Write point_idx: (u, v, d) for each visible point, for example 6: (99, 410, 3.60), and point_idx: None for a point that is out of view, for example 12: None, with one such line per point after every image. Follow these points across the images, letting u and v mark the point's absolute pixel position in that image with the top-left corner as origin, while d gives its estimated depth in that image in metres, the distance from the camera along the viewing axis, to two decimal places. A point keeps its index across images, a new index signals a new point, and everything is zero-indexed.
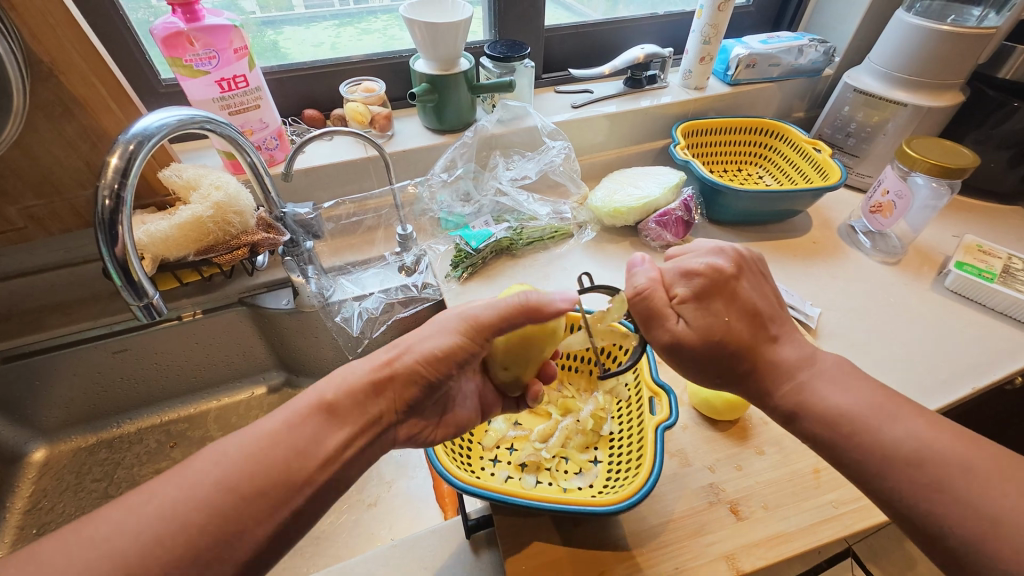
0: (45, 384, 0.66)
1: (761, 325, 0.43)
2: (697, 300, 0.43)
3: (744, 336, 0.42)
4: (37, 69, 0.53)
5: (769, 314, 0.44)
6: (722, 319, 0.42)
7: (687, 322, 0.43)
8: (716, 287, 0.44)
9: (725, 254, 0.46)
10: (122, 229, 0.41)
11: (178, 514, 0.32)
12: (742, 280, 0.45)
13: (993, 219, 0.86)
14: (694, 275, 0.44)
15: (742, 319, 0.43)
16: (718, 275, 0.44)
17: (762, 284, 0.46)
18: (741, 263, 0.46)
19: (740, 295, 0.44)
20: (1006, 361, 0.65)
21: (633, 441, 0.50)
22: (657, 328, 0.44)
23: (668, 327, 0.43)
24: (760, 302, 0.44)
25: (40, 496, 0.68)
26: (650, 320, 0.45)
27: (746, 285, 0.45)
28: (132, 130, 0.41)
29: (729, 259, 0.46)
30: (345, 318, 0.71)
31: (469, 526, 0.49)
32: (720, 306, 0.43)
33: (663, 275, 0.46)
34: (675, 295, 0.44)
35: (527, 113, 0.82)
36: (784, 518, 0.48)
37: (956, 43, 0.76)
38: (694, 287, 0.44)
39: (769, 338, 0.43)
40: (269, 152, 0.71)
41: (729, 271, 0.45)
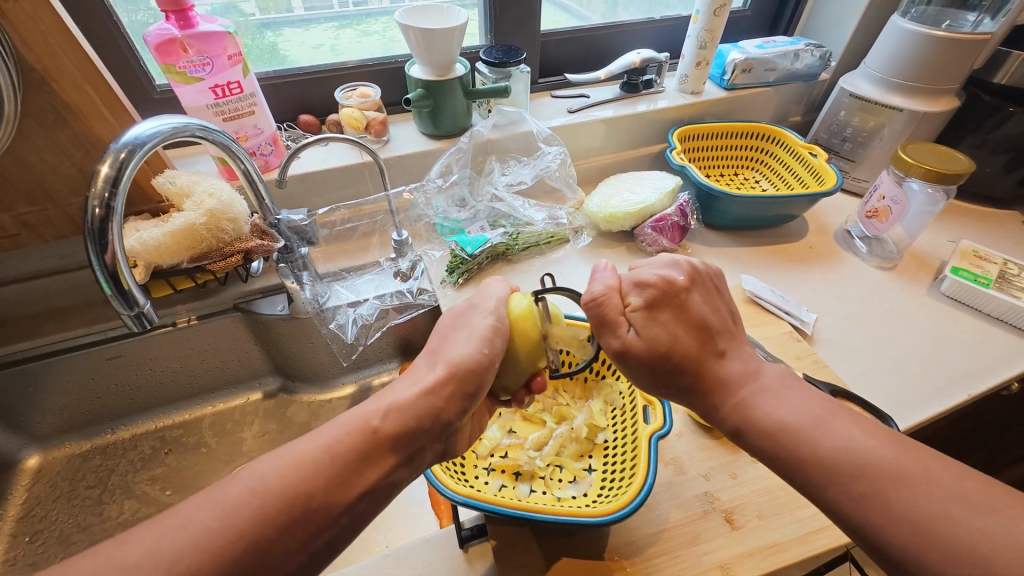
0: (38, 391, 0.66)
1: (709, 340, 0.42)
2: (648, 309, 0.43)
3: (690, 352, 0.41)
4: (29, 77, 0.53)
5: (720, 330, 0.43)
6: (670, 331, 0.42)
7: (637, 330, 0.42)
8: (667, 299, 0.43)
9: (682, 266, 0.45)
10: (112, 238, 0.41)
11: (165, 528, 0.32)
12: (695, 292, 0.44)
13: (989, 224, 0.86)
14: (647, 286, 0.43)
15: (690, 333, 0.42)
16: (669, 286, 0.43)
17: (716, 298, 0.46)
18: (696, 277, 0.45)
19: (691, 309, 0.43)
20: (1003, 368, 0.65)
21: (627, 450, 0.50)
22: (608, 335, 0.43)
23: (618, 335, 0.43)
24: (711, 317, 0.44)
25: (34, 504, 0.67)
26: (602, 326, 0.44)
27: (698, 299, 0.44)
28: (124, 138, 0.41)
29: (685, 271, 0.45)
30: (340, 324, 0.71)
31: (462, 536, 0.48)
32: (667, 317, 0.42)
33: (618, 282, 0.45)
34: (627, 303, 0.43)
35: (523, 119, 0.83)
36: (778, 527, 0.47)
37: (952, 48, 0.76)
38: (647, 297, 0.43)
39: (716, 354, 0.42)
40: (263, 158, 0.71)
41: (681, 283, 0.44)
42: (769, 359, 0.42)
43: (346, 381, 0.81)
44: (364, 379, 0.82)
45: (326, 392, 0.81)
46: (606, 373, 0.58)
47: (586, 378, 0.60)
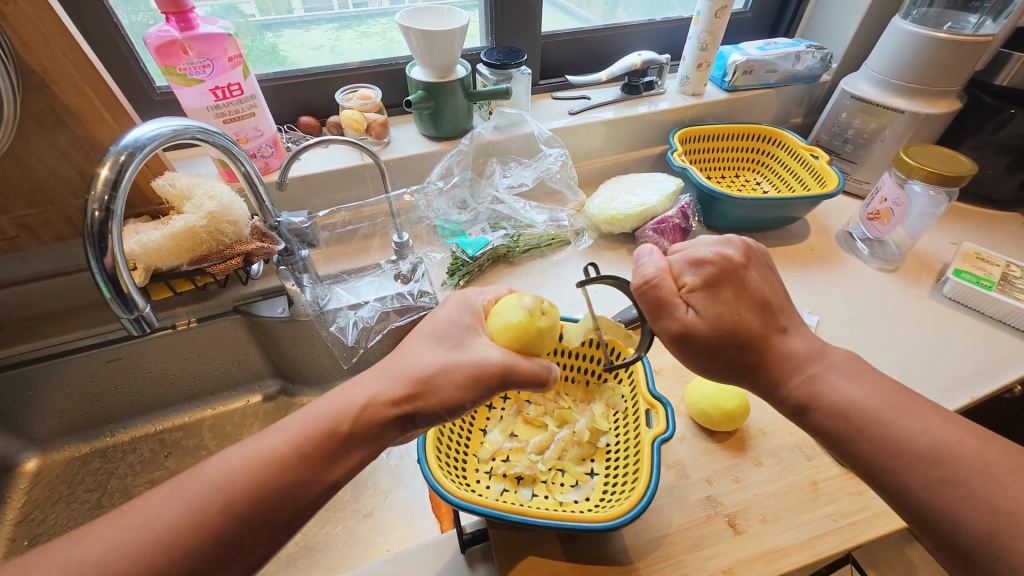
0: (37, 394, 0.66)
1: (772, 317, 0.42)
2: (707, 289, 0.42)
3: (755, 330, 0.41)
4: (29, 79, 0.53)
5: (779, 304, 0.43)
6: (733, 309, 0.42)
7: (697, 311, 0.42)
8: (726, 277, 0.43)
9: (733, 243, 0.45)
10: (112, 241, 0.41)
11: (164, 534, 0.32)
12: (752, 269, 0.44)
13: (991, 226, 0.86)
14: (704, 264, 0.43)
15: (754, 309, 0.42)
16: (727, 264, 0.43)
17: (772, 277, 0.45)
18: (751, 254, 0.45)
19: (750, 285, 0.43)
20: (1006, 371, 0.65)
21: (629, 454, 0.50)
22: (666, 318, 0.42)
23: (677, 316, 0.42)
24: (770, 293, 0.44)
25: (32, 507, 0.67)
26: (658, 310, 0.43)
27: (755, 275, 0.44)
28: (124, 141, 0.41)
29: (738, 249, 0.45)
30: (340, 327, 0.71)
31: (463, 540, 0.48)
32: (730, 294, 0.42)
33: (670, 264, 0.44)
34: (683, 285, 0.43)
35: (524, 121, 0.82)
36: (782, 532, 0.47)
37: (953, 50, 0.76)
38: (704, 276, 0.42)
39: (779, 328, 0.42)
40: (264, 160, 0.71)
41: (737, 259, 0.44)
42: (775, 354, 0.42)
43: None
44: None
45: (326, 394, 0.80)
46: (608, 376, 0.58)
47: (587, 382, 0.60)
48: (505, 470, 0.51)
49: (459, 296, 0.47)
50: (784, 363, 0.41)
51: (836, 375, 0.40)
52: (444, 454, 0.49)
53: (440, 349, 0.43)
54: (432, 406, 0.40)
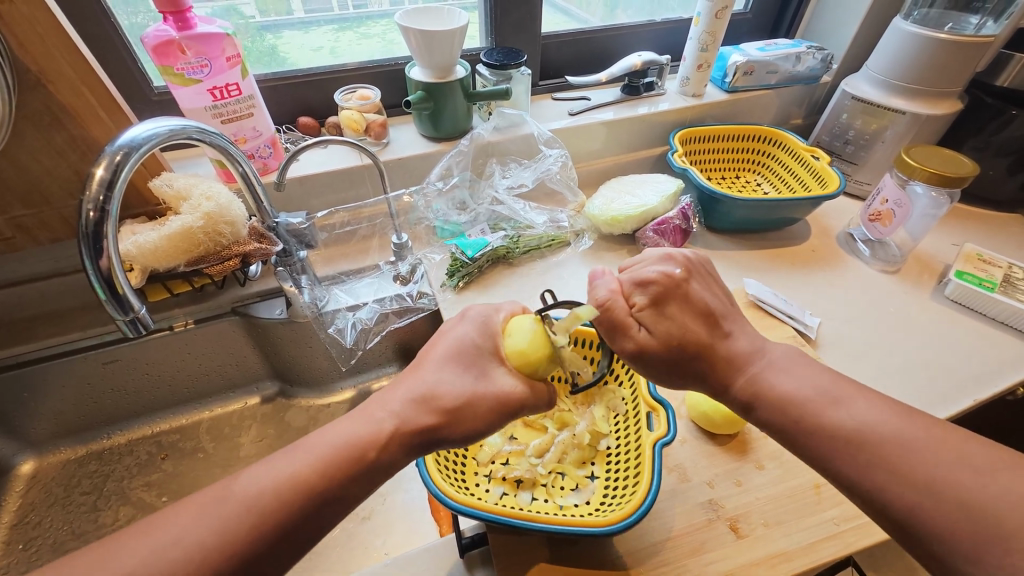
0: (33, 397, 0.65)
1: (718, 326, 0.43)
2: (655, 306, 0.42)
3: (702, 339, 0.42)
4: (25, 78, 0.52)
5: (723, 313, 0.44)
6: (680, 324, 0.42)
7: (649, 329, 0.42)
8: (671, 293, 0.43)
9: (676, 259, 0.46)
10: (107, 242, 0.41)
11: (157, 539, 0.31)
12: (695, 282, 0.45)
13: (992, 227, 0.86)
14: (650, 282, 0.43)
15: (699, 323, 0.42)
16: (670, 280, 0.43)
17: (716, 286, 0.46)
18: (692, 267, 0.46)
19: (694, 298, 0.43)
20: (1009, 372, 0.64)
21: (630, 457, 0.49)
22: (621, 339, 0.42)
23: (630, 336, 0.42)
24: (714, 303, 0.44)
25: (28, 510, 0.66)
26: (613, 332, 0.42)
27: (698, 287, 0.44)
28: (120, 141, 0.41)
29: (680, 264, 0.45)
30: (339, 328, 0.70)
31: (462, 545, 0.47)
32: (678, 310, 0.42)
33: (619, 283, 0.44)
34: (634, 303, 0.42)
35: (524, 121, 0.82)
36: (785, 535, 0.47)
37: (954, 50, 0.75)
38: (651, 294, 0.42)
39: (723, 336, 0.43)
40: (262, 161, 0.70)
41: (681, 274, 0.44)
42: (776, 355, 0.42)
43: (345, 386, 0.81)
44: (363, 383, 0.81)
45: (325, 396, 0.80)
46: (608, 379, 0.58)
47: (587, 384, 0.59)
48: (504, 474, 0.51)
49: (478, 313, 0.46)
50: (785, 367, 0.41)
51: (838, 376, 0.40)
52: (443, 457, 0.49)
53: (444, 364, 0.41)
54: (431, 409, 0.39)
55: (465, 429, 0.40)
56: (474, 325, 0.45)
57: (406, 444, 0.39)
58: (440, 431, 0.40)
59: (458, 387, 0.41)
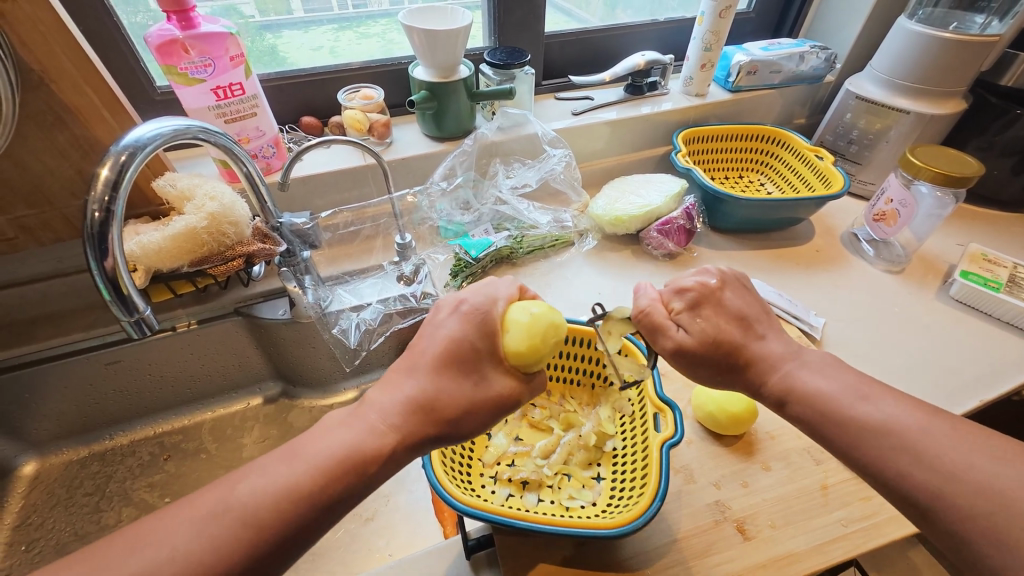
0: (35, 397, 0.65)
1: (749, 327, 0.43)
2: (692, 309, 0.43)
3: (735, 340, 0.42)
4: (28, 78, 0.52)
5: (757, 317, 0.44)
6: (715, 325, 0.42)
7: (686, 330, 0.42)
8: (707, 297, 0.43)
9: (713, 270, 0.46)
10: (112, 243, 0.40)
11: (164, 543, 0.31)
12: (729, 291, 0.45)
13: (996, 227, 0.86)
14: (686, 289, 0.44)
15: (733, 324, 0.43)
16: (706, 288, 0.44)
17: (750, 295, 0.46)
18: (727, 277, 0.46)
19: (728, 303, 0.44)
20: (1016, 373, 0.64)
21: (636, 459, 0.49)
22: (660, 339, 0.43)
23: (669, 336, 0.42)
24: (749, 309, 0.44)
25: (30, 512, 0.66)
26: (652, 333, 0.43)
27: (732, 294, 0.45)
28: (124, 140, 0.40)
29: (716, 274, 0.46)
30: (343, 329, 0.70)
31: (468, 546, 0.47)
32: (712, 313, 0.43)
33: (660, 293, 0.45)
34: (671, 308, 0.44)
35: (527, 121, 0.82)
36: (792, 537, 0.46)
37: (959, 50, 0.75)
38: (688, 299, 0.43)
39: (756, 337, 0.43)
40: (265, 161, 0.70)
41: (715, 283, 0.45)
42: (785, 348, 0.42)
43: (348, 386, 0.80)
44: (366, 384, 0.81)
45: (328, 396, 0.79)
46: (613, 379, 0.58)
47: (592, 385, 0.59)
48: (510, 475, 0.51)
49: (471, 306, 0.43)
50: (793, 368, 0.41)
51: (845, 375, 0.40)
52: (449, 459, 0.48)
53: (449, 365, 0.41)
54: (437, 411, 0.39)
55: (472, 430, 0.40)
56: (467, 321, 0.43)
57: (413, 446, 0.39)
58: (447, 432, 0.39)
59: (464, 388, 0.41)
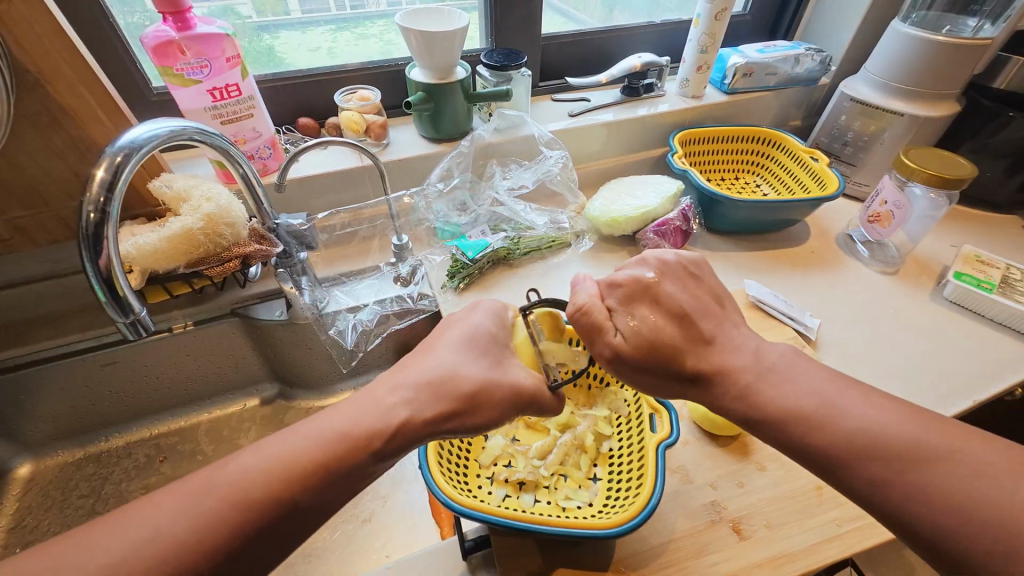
0: (29, 399, 0.65)
1: (688, 326, 0.43)
2: (625, 308, 0.44)
3: (673, 341, 0.42)
4: (24, 78, 0.52)
5: (700, 313, 0.44)
6: (649, 322, 0.43)
7: (623, 332, 0.43)
8: (639, 295, 0.45)
9: (649, 263, 0.47)
10: (107, 244, 0.40)
11: (169, 532, 0.32)
12: (666, 283, 0.45)
13: (989, 228, 0.86)
14: (619, 285, 0.45)
15: (668, 322, 0.43)
16: (640, 283, 0.45)
17: (691, 284, 0.46)
18: (666, 269, 0.46)
19: (664, 299, 0.44)
20: (1008, 374, 0.64)
21: (633, 460, 0.49)
22: (598, 341, 0.44)
23: (606, 340, 0.44)
24: (688, 304, 0.44)
25: (25, 513, 0.66)
26: (592, 334, 0.45)
27: (671, 289, 0.45)
28: (119, 143, 0.40)
29: (653, 266, 0.46)
30: (339, 330, 0.70)
31: (465, 547, 0.47)
32: (645, 311, 0.44)
33: (597, 289, 0.46)
34: (608, 306, 0.45)
35: (525, 122, 0.82)
36: (787, 537, 0.47)
37: (951, 53, 0.76)
38: (620, 295, 0.45)
39: (702, 343, 0.43)
40: (262, 161, 0.70)
41: (652, 278, 0.45)
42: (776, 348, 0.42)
43: (344, 387, 0.80)
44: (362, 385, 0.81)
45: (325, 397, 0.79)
46: (609, 380, 0.58)
47: (589, 385, 0.60)
48: (506, 476, 0.51)
49: (488, 306, 0.49)
50: (778, 364, 0.41)
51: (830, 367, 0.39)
52: (446, 459, 0.49)
53: (464, 359, 0.43)
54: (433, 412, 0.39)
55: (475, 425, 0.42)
56: (488, 316, 0.48)
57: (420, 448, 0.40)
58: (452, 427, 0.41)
59: (475, 373, 0.43)
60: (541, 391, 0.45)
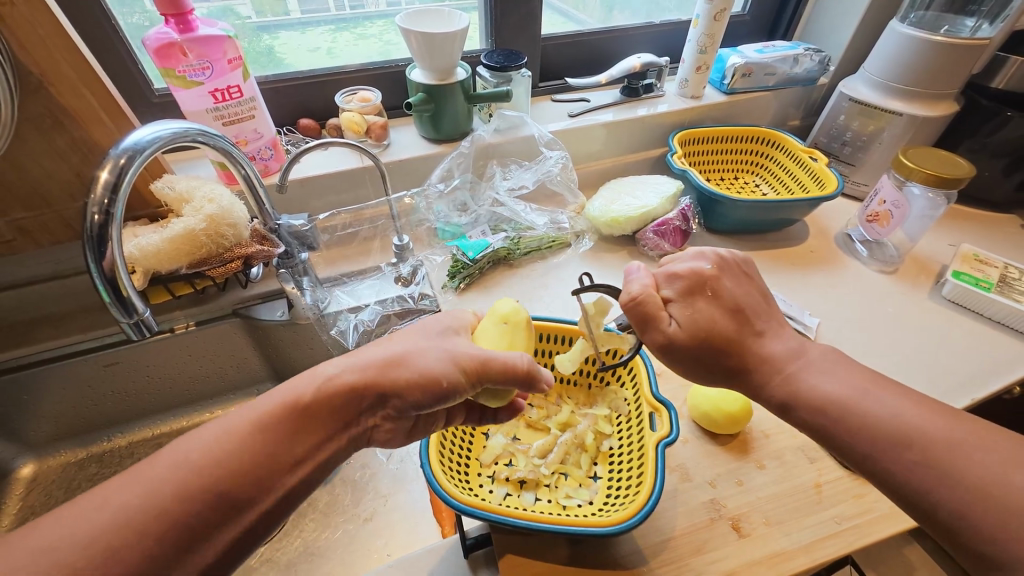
0: (32, 399, 0.65)
1: (745, 320, 0.44)
2: (684, 299, 0.45)
3: (729, 334, 0.43)
4: (27, 81, 0.52)
5: (753, 310, 0.45)
6: (707, 315, 0.43)
7: (678, 322, 0.44)
8: (699, 288, 0.45)
9: (707, 256, 0.47)
10: (111, 245, 0.41)
11: None
12: (725, 279, 0.46)
13: (988, 228, 0.87)
14: (679, 278, 0.46)
15: (727, 316, 0.44)
16: (699, 276, 0.46)
17: (747, 283, 0.47)
18: (723, 264, 0.47)
19: (722, 293, 0.45)
20: (1006, 373, 0.65)
21: (633, 458, 0.50)
22: (651, 331, 0.44)
23: (661, 329, 0.44)
24: (744, 300, 0.45)
25: (28, 513, 0.67)
26: (645, 323, 0.45)
27: (729, 283, 0.46)
28: (123, 144, 0.40)
29: (711, 261, 0.47)
30: (340, 330, 0.70)
31: (467, 545, 0.47)
32: (704, 302, 0.44)
33: (652, 279, 0.47)
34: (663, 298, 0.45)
35: (524, 123, 0.82)
36: (786, 535, 0.47)
37: (948, 53, 0.76)
38: (679, 288, 0.45)
39: (754, 333, 0.43)
40: (263, 163, 0.70)
41: (709, 271, 0.46)
42: (774, 347, 0.43)
43: None
44: None
45: None
46: (610, 380, 0.58)
47: (589, 385, 0.60)
48: (507, 475, 0.51)
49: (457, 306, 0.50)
50: (774, 361, 0.42)
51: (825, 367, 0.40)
52: (447, 457, 0.49)
53: (419, 339, 0.43)
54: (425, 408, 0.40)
55: (404, 389, 0.40)
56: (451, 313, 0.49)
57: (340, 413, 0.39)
58: (381, 388, 0.40)
59: (419, 347, 0.42)
60: (486, 355, 0.41)
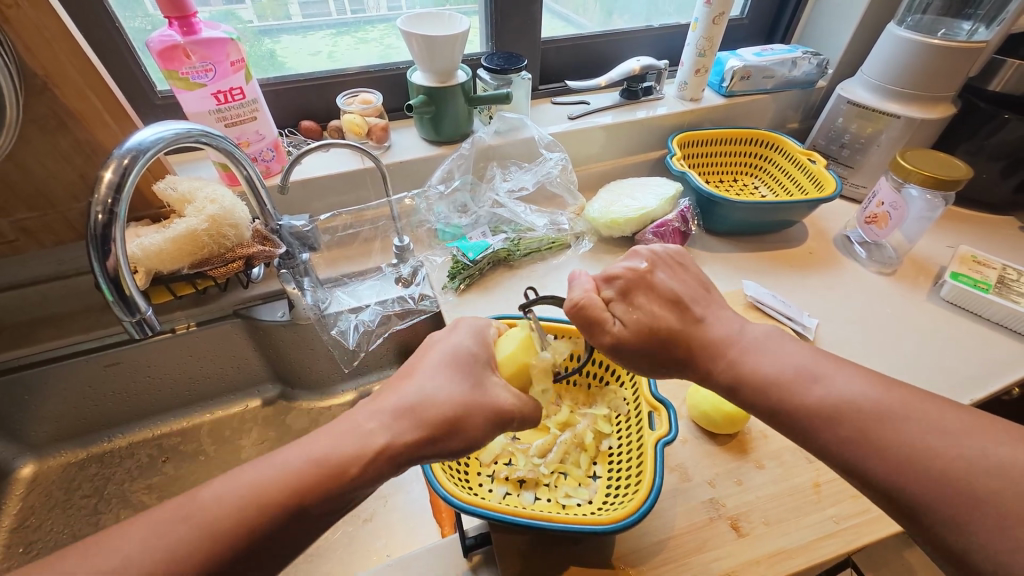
0: (34, 399, 0.65)
1: (686, 311, 0.45)
2: (622, 298, 0.45)
3: (673, 326, 0.43)
4: (32, 83, 0.53)
5: (692, 298, 0.45)
6: (648, 312, 0.44)
7: (621, 321, 0.44)
8: (637, 285, 0.46)
9: (642, 254, 0.49)
10: (115, 244, 0.41)
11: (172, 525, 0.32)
12: (659, 273, 0.47)
13: (987, 230, 0.87)
14: (616, 277, 0.46)
15: (667, 309, 0.44)
16: (636, 272, 0.46)
17: (684, 273, 0.48)
18: (658, 259, 0.48)
19: (659, 286, 0.46)
20: (1005, 373, 0.65)
21: (632, 458, 0.50)
22: (598, 333, 0.44)
23: (606, 330, 0.44)
24: (681, 289, 0.46)
25: (28, 513, 0.66)
26: (590, 326, 0.45)
27: (664, 276, 0.47)
28: (127, 145, 0.41)
29: (646, 258, 0.48)
30: (341, 330, 0.71)
31: (467, 544, 0.47)
32: (644, 299, 0.45)
33: (591, 281, 0.47)
34: (604, 297, 0.46)
35: (524, 125, 0.83)
36: (785, 534, 0.47)
37: (945, 56, 0.77)
38: (617, 288, 0.46)
39: (695, 321, 0.44)
40: (265, 164, 0.71)
41: (645, 267, 0.47)
42: (773, 345, 0.43)
43: (346, 388, 0.81)
44: (364, 386, 0.81)
45: (326, 399, 0.80)
46: (610, 380, 0.58)
47: (588, 385, 0.60)
48: (507, 474, 0.51)
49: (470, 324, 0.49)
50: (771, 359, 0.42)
51: (819, 368, 0.40)
52: (446, 455, 0.49)
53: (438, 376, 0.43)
54: (423, 407, 0.40)
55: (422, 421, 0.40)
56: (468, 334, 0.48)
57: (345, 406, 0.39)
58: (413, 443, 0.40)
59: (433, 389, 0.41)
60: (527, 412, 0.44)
